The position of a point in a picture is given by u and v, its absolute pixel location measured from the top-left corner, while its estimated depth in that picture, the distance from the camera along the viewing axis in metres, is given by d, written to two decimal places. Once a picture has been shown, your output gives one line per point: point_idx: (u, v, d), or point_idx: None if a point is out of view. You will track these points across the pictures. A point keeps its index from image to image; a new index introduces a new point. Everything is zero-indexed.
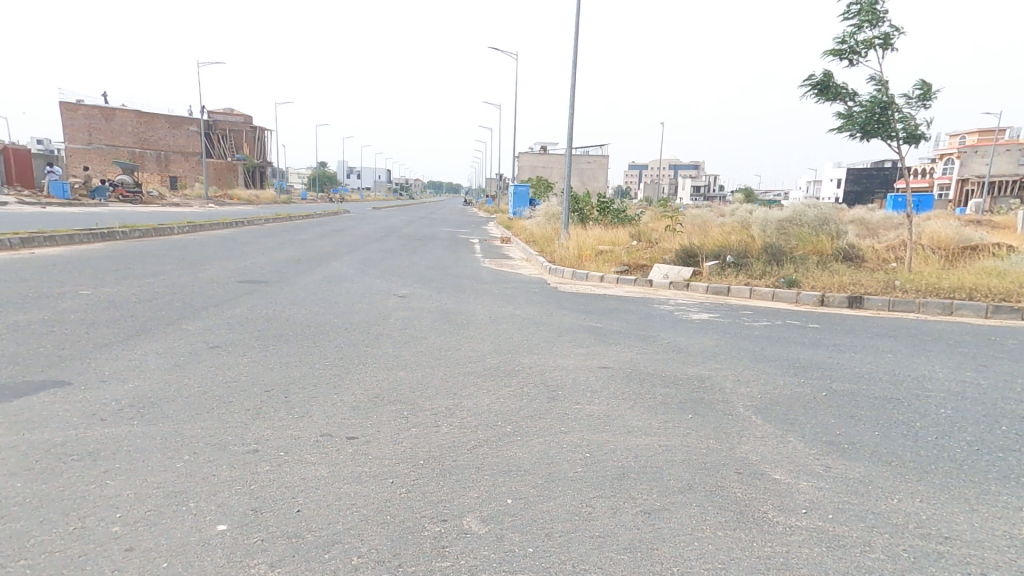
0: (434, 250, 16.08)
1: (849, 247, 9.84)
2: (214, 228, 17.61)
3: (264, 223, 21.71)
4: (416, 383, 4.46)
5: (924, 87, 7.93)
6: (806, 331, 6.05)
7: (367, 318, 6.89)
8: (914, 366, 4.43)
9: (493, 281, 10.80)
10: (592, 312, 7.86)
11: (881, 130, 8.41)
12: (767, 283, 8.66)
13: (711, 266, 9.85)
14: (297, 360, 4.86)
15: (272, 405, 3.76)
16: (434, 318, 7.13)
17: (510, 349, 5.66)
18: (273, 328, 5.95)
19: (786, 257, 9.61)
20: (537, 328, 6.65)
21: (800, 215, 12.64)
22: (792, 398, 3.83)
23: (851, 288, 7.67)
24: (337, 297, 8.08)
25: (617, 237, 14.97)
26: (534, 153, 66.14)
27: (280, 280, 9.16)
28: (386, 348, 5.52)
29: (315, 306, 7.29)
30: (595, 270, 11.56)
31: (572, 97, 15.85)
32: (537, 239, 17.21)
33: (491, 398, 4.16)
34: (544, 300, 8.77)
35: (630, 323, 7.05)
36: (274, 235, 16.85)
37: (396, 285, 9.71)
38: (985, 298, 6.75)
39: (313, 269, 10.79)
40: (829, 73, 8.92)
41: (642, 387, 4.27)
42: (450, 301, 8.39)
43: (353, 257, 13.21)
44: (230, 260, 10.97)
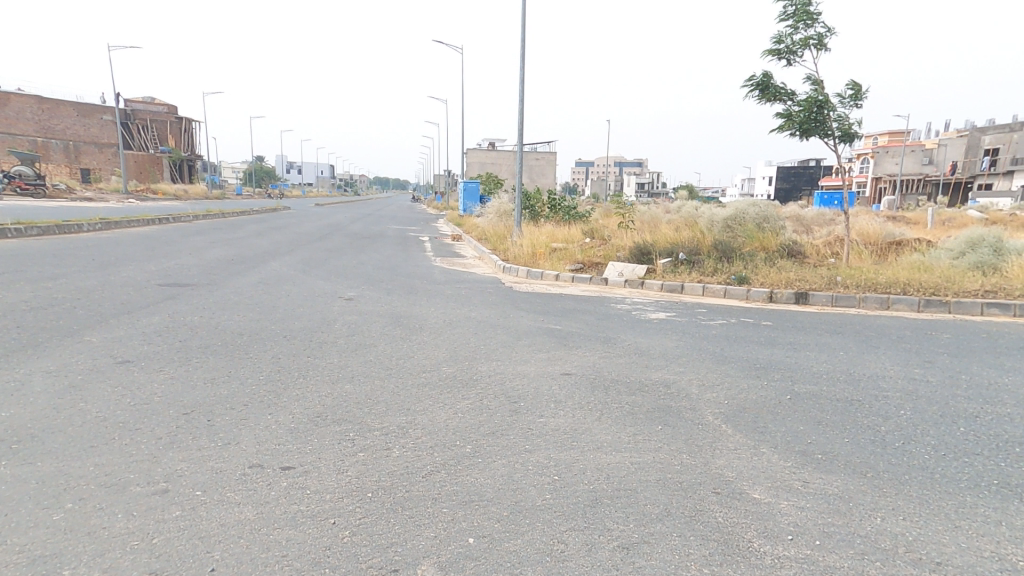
0: (382, 248, 15.40)
1: (792, 244, 10.22)
2: (134, 225, 16.08)
3: (193, 220, 20.10)
4: (363, 399, 4.03)
5: (856, 87, 8.22)
6: (760, 331, 6.13)
7: (309, 324, 6.34)
8: (867, 364, 4.49)
9: (445, 281, 10.40)
10: (549, 313, 7.66)
11: (819, 129, 8.68)
12: (718, 281, 8.85)
13: (665, 264, 9.98)
14: (225, 374, 4.30)
15: (190, 431, 3.23)
16: (384, 324, 6.67)
17: (467, 356, 5.34)
18: (198, 338, 5.31)
19: (735, 254, 9.84)
20: (494, 332, 6.35)
21: (745, 212, 13.05)
22: (758, 403, 3.75)
23: (797, 284, 7.94)
24: (275, 302, 7.42)
25: (570, 235, 14.93)
26: (483, 150, 65.65)
27: (208, 283, 8.34)
28: (330, 358, 5.04)
29: (249, 312, 6.65)
30: (550, 268, 11.44)
31: (521, 91, 15.63)
32: (490, 236, 16.92)
33: (448, 413, 3.82)
34: (500, 301, 8.49)
35: (588, 324, 6.90)
36: (203, 234, 15.55)
37: (341, 287, 9.10)
38: (918, 293, 7.10)
39: (248, 270, 9.97)
40: (768, 73, 9.13)
41: (608, 396, 4.09)
42: (401, 304, 7.94)
43: (293, 257, 12.37)
44: (150, 261, 9.93)
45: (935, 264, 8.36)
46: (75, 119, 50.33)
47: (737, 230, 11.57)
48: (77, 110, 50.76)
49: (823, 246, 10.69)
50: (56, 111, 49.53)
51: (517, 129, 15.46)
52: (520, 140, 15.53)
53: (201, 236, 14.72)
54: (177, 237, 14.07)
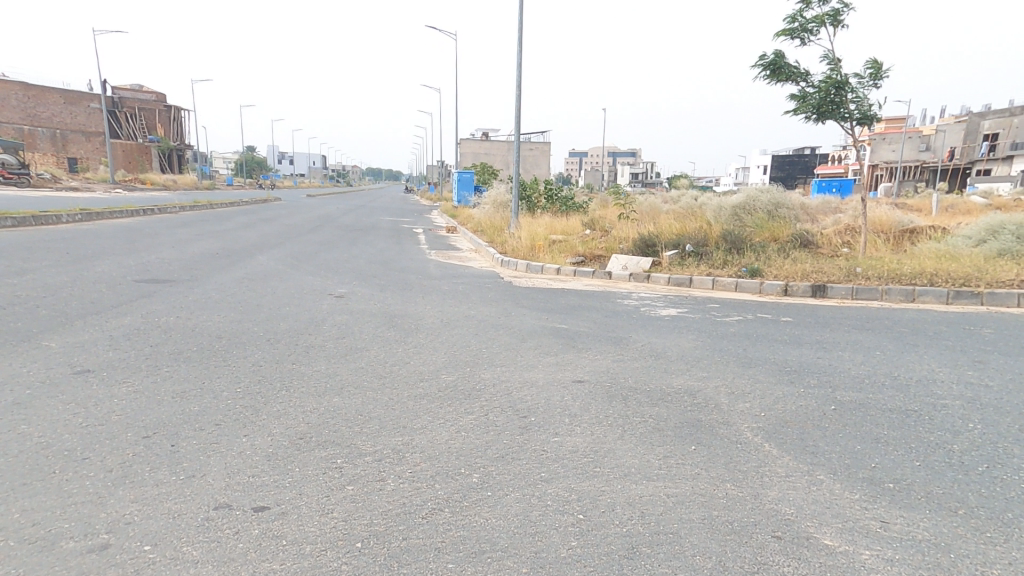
0: (375, 241, 14.85)
1: (804, 233, 9.81)
2: (116, 217, 15.41)
3: (180, 211, 19.45)
4: (353, 415, 3.57)
5: (876, 66, 7.74)
6: (782, 328, 5.72)
7: (297, 325, 5.86)
8: (911, 365, 4.08)
9: (441, 275, 9.92)
10: (553, 311, 7.21)
11: (835, 112, 8.24)
12: (729, 273, 8.50)
13: (672, 256, 9.60)
14: (196, 386, 3.82)
15: (147, 461, 2.76)
16: (377, 324, 6.19)
17: (469, 361, 4.89)
18: (172, 341, 4.82)
19: (745, 245, 9.43)
20: (496, 333, 5.89)
21: (753, 200, 12.60)
22: (800, 414, 3.32)
23: (815, 276, 7.58)
24: (260, 300, 6.91)
25: (569, 226, 14.49)
26: (476, 140, 64.87)
27: (189, 279, 7.81)
28: (317, 365, 4.55)
29: (230, 311, 6.13)
30: (550, 261, 11.01)
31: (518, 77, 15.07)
32: (486, 229, 16.42)
33: (450, 432, 3.36)
34: (500, 297, 8.04)
35: (597, 324, 6.45)
36: (188, 226, 14.93)
37: (332, 283, 8.60)
38: (946, 284, 6.72)
39: (233, 265, 9.42)
40: (781, 52, 8.64)
41: (628, 408, 3.67)
42: (396, 302, 7.46)
43: (283, 251, 11.83)
44: (129, 254, 9.36)
45: (957, 252, 7.98)
46: (61, 106, 48.69)
47: (744, 220, 11.16)
48: (63, 97, 49.22)
49: (835, 235, 10.29)
50: (39, 97, 48.02)
51: (513, 116, 14.90)
52: (517, 127, 14.98)
53: (185, 229, 14.10)
54: (160, 229, 13.44)
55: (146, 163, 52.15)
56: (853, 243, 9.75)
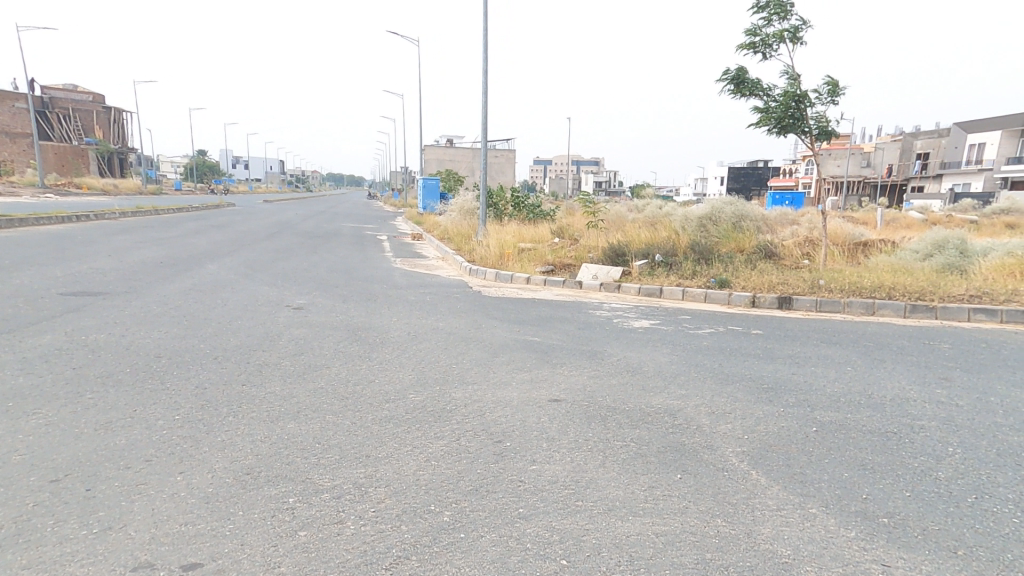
0: (337, 248, 14.28)
1: (768, 245, 10.03)
2: (48, 222, 14.21)
3: (123, 216, 18.23)
4: (309, 443, 3.22)
5: (833, 83, 7.98)
6: (754, 342, 5.73)
7: (249, 340, 5.41)
8: (883, 382, 4.09)
9: (407, 285, 9.57)
10: (524, 323, 7.00)
11: (796, 126, 8.45)
12: (697, 284, 8.59)
13: (641, 266, 9.63)
14: (124, 414, 3.37)
15: (51, 512, 2.34)
16: (339, 338, 5.80)
17: (438, 379, 4.61)
18: (101, 362, 4.31)
19: (712, 255, 9.56)
20: (467, 348, 5.63)
21: (718, 210, 12.84)
22: (783, 436, 3.21)
23: (780, 288, 7.73)
24: (208, 313, 6.38)
25: (538, 234, 14.40)
26: (442, 146, 64.43)
27: (128, 290, 7.17)
28: (269, 386, 4.15)
29: (173, 326, 5.61)
30: (520, 270, 10.84)
31: (485, 83, 14.91)
32: (453, 236, 16.12)
33: (418, 461, 3.07)
34: (468, 309, 7.79)
35: (570, 337, 6.28)
36: (131, 232, 13.93)
37: (289, 293, 8.10)
38: (903, 297, 6.94)
39: (179, 274, 8.76)
40: (743, 67, 8.81)
41: (608, 430, 3.49)
42: (359, 313, 7.07)
43: (236, 258, 11.16)
44: (59, 263, 8.56)
45: (911, 265, 8.32)
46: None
47: (710, 230, 11.35)
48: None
49: (796, 246, 10.60)
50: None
51: (480, 123, 14.70)
52: (484, 134, 14.79)
53: (127, 235, 13.15)
54: (97, 235, 12.46)
55: (85, 165, 48.91)
56: (813, 255, 10.04)
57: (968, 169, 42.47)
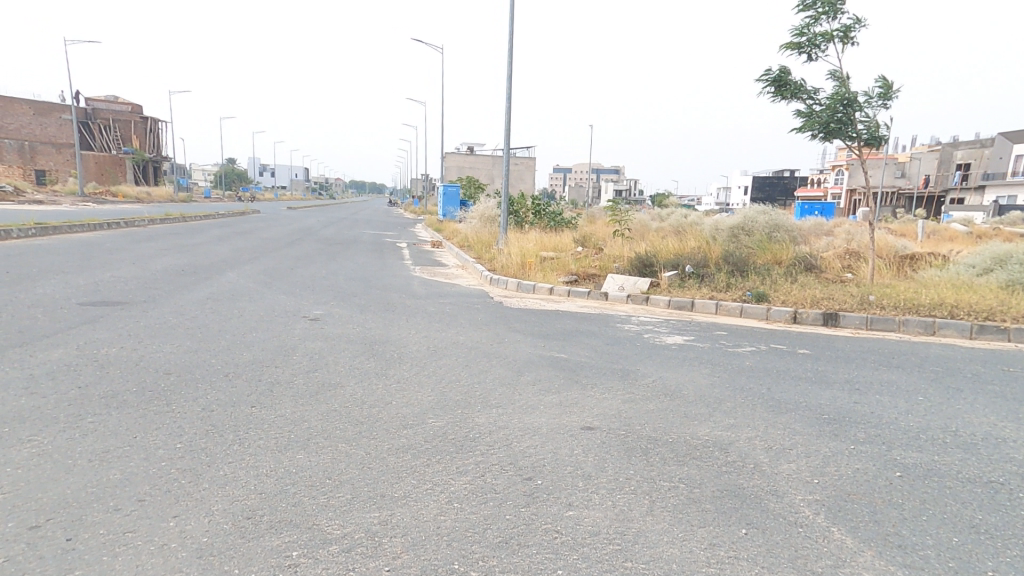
0: (357, 256, 14.15)
1: (807, 256, 9.49)
2: (77, 230, 14.42)
3: (150, 224, 18.51)
4: (318, 479, 2.89)
5: (886, 85, 7.48)
6: (803, 362, 5.25)
7: (263, 354, 5.16)
8: (965, 417, 3.60)
9: (427, 294, 9.29)
10: (550, 338, 6.62)
11: (842, 131, 7.97)
12: (732, 296, 8.14)
13: (671, 277, 9.19)
14: (123, 441, 3.11)
15: (23, 569, 2.06)
16: (356, 353, 5.51)
17: (460, 400, 4.26)
18: (107, 380, 4.08)
19: (748, 266, 9.07)
20: (489, 365, 5.28)
21: (751, 220, 12.29)
22: (863, 480, 2.76)
23: (825, 303, 7.22)
24: (223, 325, 6.18)
25: (560, 243, 14.06)
26: (462, 154, 64.75)
27: (146, 299, 7.04)
28: (279, 407, 3.86)
29: (186, 338, 5.40)
30: (542, 280, 10.49)
31: (508, 88, 14.67)
32: (473, 244, 15.87)
33: (440, 503, 2.71)
34: (491, 321, 7.46)
35: (599, 354, 5.89)
36: (155, 239, 14.02)
37: (307, 303, 7.89)
38: (968, 317, 6.41)
39: (199, 283, 8.65)
40: (786, 68, 8.36)
41: (652, 466, 3.09)
42: (377, 325, 6.80)
43: (256, 267, 11.06)
44: (81, 272, 8.52)
45: (969, 281, 7.76)
46: (31, 116, 47.12)
47: (743, 240, 10.87)
48: (30, 107, 47.56)
49: (837, 259, 10.06)
50: (8, 107, 46.46)
51: (504, 131, 14.47)
52: (507, 140, 14.53)
53: (151, 242, 13.24)
54: (123, 243, 12.55)
55: (119, 174, 50.56)
56: (856, 268, 9.47)
57: (1011, 179, 40.69)
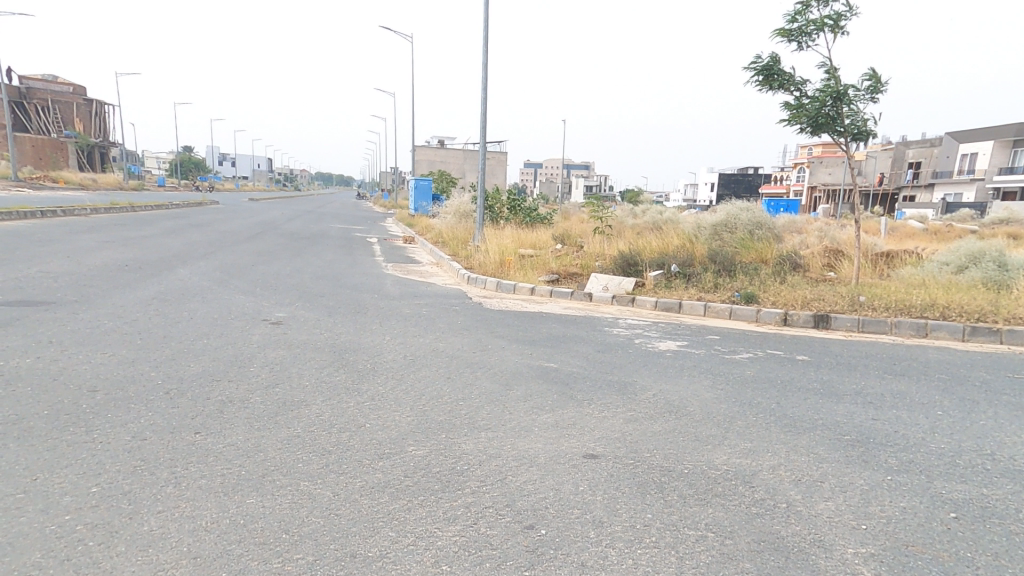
0: (324, 252, 13.34)
1: (792, 255, 9.39)
2: (8, 221, 13.10)
3: (95, 215, 17.16)
4: (271, 534, 2.34)
5: (875, 78, 7.32)
6: (805, 371, 4.99)
7: (212, 365, 4.50)
8: (994, 436, 3.35)
9: (401, 294, 8.70)
10: (535, 345, 6.17)
11: (830, 125, 7.82)
12: (720, 298, 7.98)
13: (656, 277, 8.95)
14: (16, 488, 2.47)
15: None
16: (322, 364, 4.90)
17: (443, 423, 3.75)
18: (15, 399, 3.39)
19: (734, 266, 8.91)
20: (473, 379, 4.77)
21: (734, 217, 12.14)
22: (913, 524, 2.41)
23: (816, 304, 7.10)
24: (168, 329, 5.45)
25: (539, 239, 13.68)
26: (433, 147, 63.67)
27: (79, 300, 6.23)
28: (229, 433, 3.25)
29: (120, 346, 4.68)
30: (523, 279, 10.07)
31: (484, 77, 14.10)
32: (448, 240, 15.32)
33: (425, 566, 2.22)
34: (471, 325, 6.96)
35: (590, 363, 5.47)
36: (98, 232, 12.86)
37: (268, 304, 7.18)
38: (961, 319, 6.34)
39: (144, 281, 7.80)
40: (775, 57, 8.15)
41: (672, 505, 2.68)
42: (345, 330, 6.18)
43: (211, 262, 10.19)
44: (6, 268, 7.56)
45: (953, 280, 7.77)
46: None
47: (726, 238, 10.77)
48: None
49: (820, 256, 10.06)
50: None
51: (480, 125, 13.93)
52: (484, 130, 13.96)
53: (94, 235, 12.10)
54: (59, 235, 11.40)
55: (63, 162, 47.36)
56: (839, 266, 9.44)
57: (960, 181, 42.82)
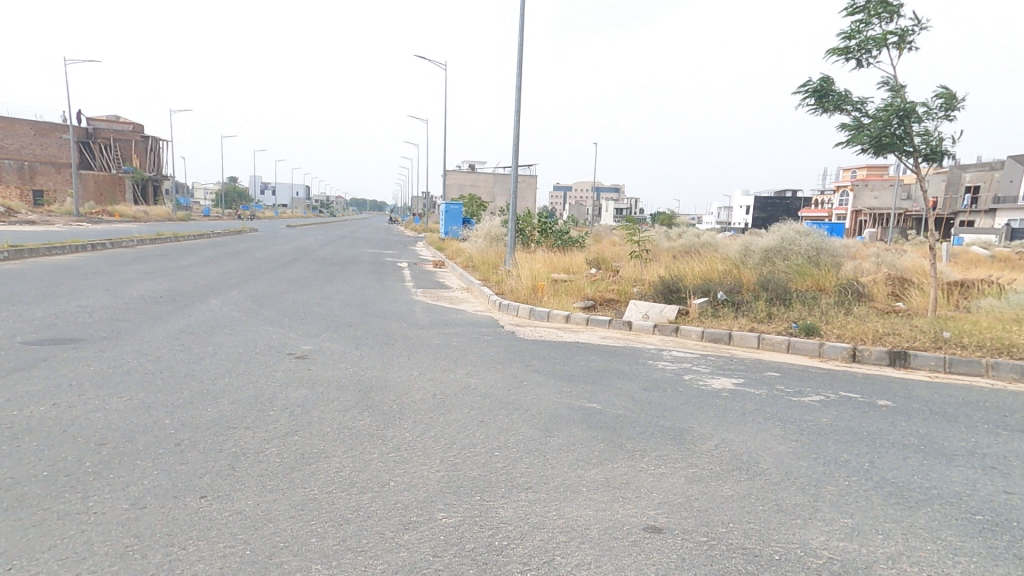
0: (354, 279, 13.22)
1: (852, 282, 8.73)
2: (57, 253, 13.54)
3: (140, 243, 17.72)
4: None
5: (947, 94, 6.67)
6: (894, 420, 4.30)
7: (229, 409, 4.19)
8: None
9: (431, 323, 8.36)
10: (575, 381, 5.65)
11: (897, 145, 7.28)
12: (776, 328, 7.37)
13: (703, 305, 8.39)
14: None
15: None
16: (346, 406, 4.52)
17: (477, 480, 3.29)
18: (15, 457, 3.12)
19: (788, 294, 8.30)
20: (509, 424, 4.28)
21: (783, 241, 11.50)
22: None
23: (890, 340, 6.48)
24: (189, 367, 5.21)
25: (572, 264, 13.23)
26: (464, 172, 64.64)
27: (109, 335, 6.11)
28: (237, 497, 2.88)
29: (139, 388, 4.44)
30: (557, 305, 9.63)
31: (516, 100, 13.97)
32: (479, 264, 15.06)
33: None
34: (504, 357, 6.51)
35: (637, 404, 4.90)
36: (140, 261, 13.13)
37: (295, 336, 6.94)
38: None
39: (176, 313, 7.73)
40: (828, 78, 7.58)
41: None
42: (372, 364, 5.83)
43: (243, 292, 10.14)
44: (45, 301, 7.62)
45: None
46: (32, 135, 46.97)
47: (776, 263, 10.11)
48: (33, 126, 47.38)
49: (882, 283, 9.30)
50: (10, 126, 46.24)
51: (511, 151, 13.73)
52: (516, 153, 13.75)
53: (136, 265, 12.33)
54: (102, 266, 11.64)
55: (119, 194, 50.23)
56: (906, 295, 8.78)
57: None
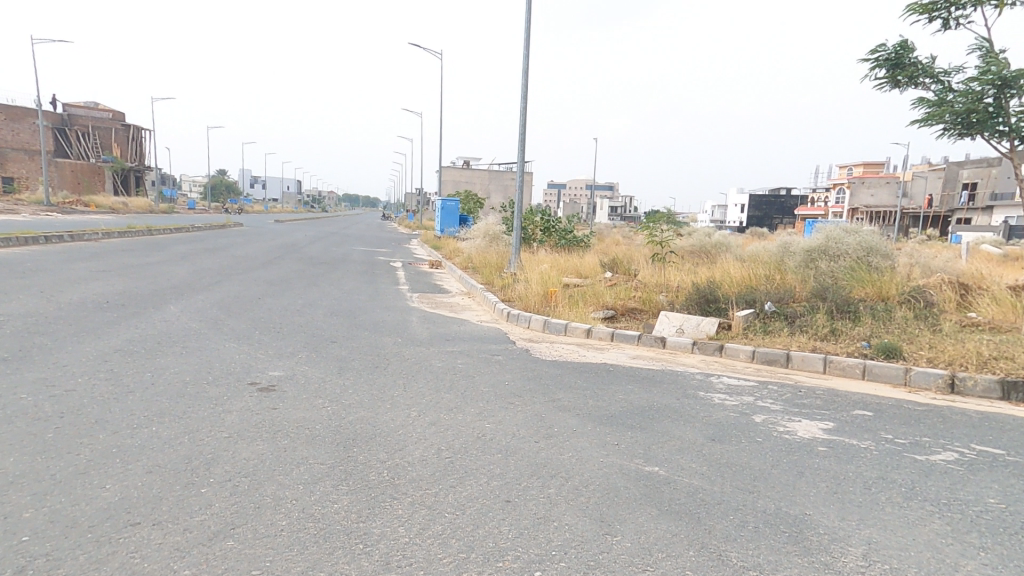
0: (342, 280, 11.85)
1: (919, 290, 7.54)
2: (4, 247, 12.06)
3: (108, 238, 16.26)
4: None
5: None
6: None
7: (138, 486, 2.86)
8: None
9: (428, 338, 7.02)
10: (619, 426, 4.35)
11: (989, 124, 6.10)
12: (845, 348, 6.16)
13: (749, 319, 7.13)
14: None
15: None
16: (314, 475, 3.18)
17: None
18: None
19: (849, 306, 7.07)
20: (548, 510, 2.98)
21: (826, 243, 10.22)
22: None
23: (995, 367, 5.32)
24: (106, 406, 3.87)
25: (583, 266, 11.92)
26: (458, 169, 63.31)
27: (12, 357, 4.75)
28: None
29: (14, 448, 3.12)
30: (574, 316, 8.29)
31: (522, 83, 12.65)
32: (479, 266, 13.74)
33: None
34: (522, 388, 5.18)
35: (715, 467, 3.61)
36: (98, 258, 11.69)
37: (262, 357, 5.59)
38: None
39: (118, 323, 6.36)
40: (906, 42, 6.46)
41: None
42: (356, 401, 4.51)
43: (211, 295, 8.78)
44: None
45: None
46: (5, 122, 44.84)
47: (823, 269, 8.87)
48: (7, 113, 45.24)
49: (946, 289, 8.13)
50: None
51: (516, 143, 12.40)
52: (523, 143, 12.44)
53: (93, 262, 10.91)
54: (53, 263, 10.26)
55: (99, 186, 48.39)
56: (978, 304, 7.63)
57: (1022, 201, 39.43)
